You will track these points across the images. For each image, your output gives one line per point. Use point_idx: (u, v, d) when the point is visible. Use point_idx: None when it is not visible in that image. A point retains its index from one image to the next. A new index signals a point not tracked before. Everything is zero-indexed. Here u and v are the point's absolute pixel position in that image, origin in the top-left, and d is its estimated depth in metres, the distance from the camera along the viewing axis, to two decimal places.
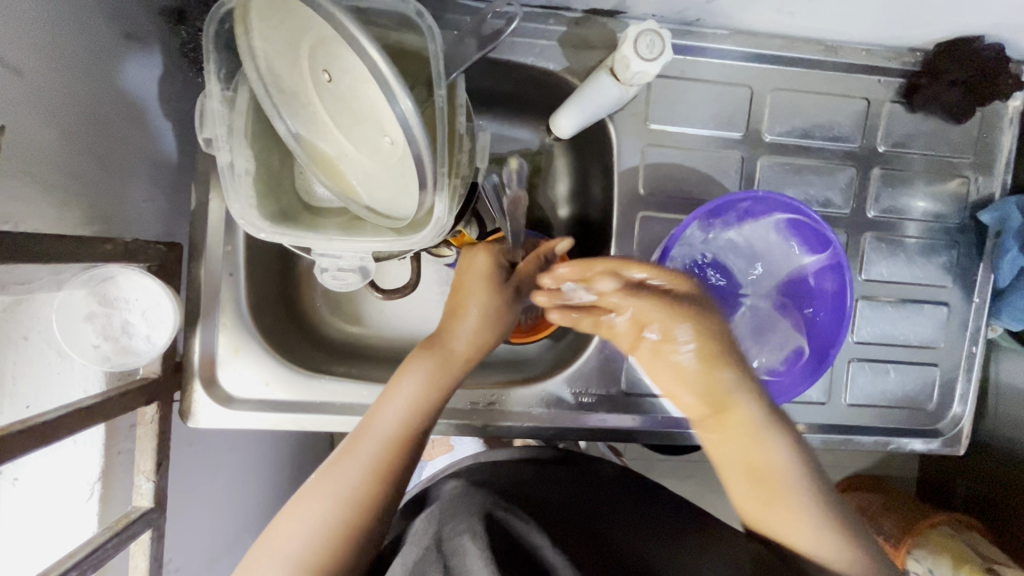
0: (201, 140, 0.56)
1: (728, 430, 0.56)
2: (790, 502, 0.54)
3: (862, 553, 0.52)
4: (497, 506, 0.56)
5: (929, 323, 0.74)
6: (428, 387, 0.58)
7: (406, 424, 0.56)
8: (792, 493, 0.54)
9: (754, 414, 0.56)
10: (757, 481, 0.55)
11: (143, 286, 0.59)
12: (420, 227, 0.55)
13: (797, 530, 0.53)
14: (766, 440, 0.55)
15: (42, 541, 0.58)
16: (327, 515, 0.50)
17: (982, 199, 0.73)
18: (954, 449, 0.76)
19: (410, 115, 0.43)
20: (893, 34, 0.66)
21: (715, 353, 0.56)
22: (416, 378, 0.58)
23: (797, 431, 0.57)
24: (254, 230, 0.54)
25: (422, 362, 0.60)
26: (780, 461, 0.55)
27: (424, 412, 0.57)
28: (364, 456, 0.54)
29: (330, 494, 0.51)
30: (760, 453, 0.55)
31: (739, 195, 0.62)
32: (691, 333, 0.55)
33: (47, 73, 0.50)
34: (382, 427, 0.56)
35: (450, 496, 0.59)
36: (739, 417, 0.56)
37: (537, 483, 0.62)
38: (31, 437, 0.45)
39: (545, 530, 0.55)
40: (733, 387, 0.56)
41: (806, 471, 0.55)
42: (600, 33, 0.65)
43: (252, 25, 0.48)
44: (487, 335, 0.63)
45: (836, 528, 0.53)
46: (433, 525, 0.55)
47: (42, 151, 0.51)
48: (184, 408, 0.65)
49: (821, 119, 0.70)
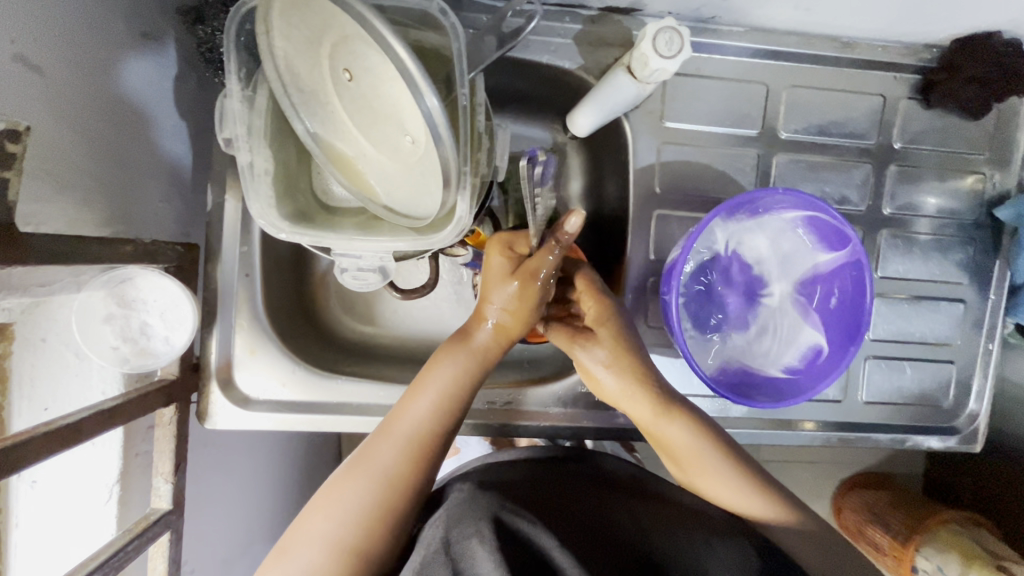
0: (220, 140, 0.56)
1: (643, 425, 0.62)
2: (707, 468, 0.60)
3: (775, 493, 0.59)
4: (504, 509, 0.54)
5: (945, 319, 0.74)
6: (461, 376, 0.57)
7: (436, 416, 0.55)
8: (704, 464, 0.60)
9: (643, 412, 0.61)
10: (676, 460, 0.61)
11: (161, 287, 0.59)
12: (441, 226, 0.55)
13: (720, 491, 0.59)
14: (663, 429, 0.61)
15: (62, 542, 0.58)
16: (363, 500, 0.51)
17: (998, 195, 0.73)
18: (970, 447, 0.76)
19: (437, 113, 0.43)
20: (910, 30, 0.66)
21: (614, 366, 0.60)
22: (449, 367, 0.57)
23: (686, 406, 0.62)
24: (274, 230, 0.54)
25: (454, 350, 0.58)
26: (690, 441, 0.60)
27: (459, 400, 0.57)
28: (399, 443, 0.54)
29: (366, 478, 0.52)
30: (671, 439, 0.60)
31: (759, 193, 0.61)
32: (587, 356, 0.61)
33: (66, 73, 0.50)
34: (417, 414, 0.55)
35: (457, 499, 0.56)
36: (641, 413, 0.61)
37: (546, 484, 0.60)
38: (55, 440, 0.45)
39: (556, 532, 0.52)
40: (635, 391, 0.60)
41: (707, 441, 0.60)
42: (615, 30, 0.65)
43: (272, 24, 0.47)
44: (514, 327, 0.59)
45: (747, 482, 0.59)
46: (439, 529, 0.53)
47: (62, 151, 0.50)
48: (201, 409, 0.65)
49: (837, 116, 0.70)
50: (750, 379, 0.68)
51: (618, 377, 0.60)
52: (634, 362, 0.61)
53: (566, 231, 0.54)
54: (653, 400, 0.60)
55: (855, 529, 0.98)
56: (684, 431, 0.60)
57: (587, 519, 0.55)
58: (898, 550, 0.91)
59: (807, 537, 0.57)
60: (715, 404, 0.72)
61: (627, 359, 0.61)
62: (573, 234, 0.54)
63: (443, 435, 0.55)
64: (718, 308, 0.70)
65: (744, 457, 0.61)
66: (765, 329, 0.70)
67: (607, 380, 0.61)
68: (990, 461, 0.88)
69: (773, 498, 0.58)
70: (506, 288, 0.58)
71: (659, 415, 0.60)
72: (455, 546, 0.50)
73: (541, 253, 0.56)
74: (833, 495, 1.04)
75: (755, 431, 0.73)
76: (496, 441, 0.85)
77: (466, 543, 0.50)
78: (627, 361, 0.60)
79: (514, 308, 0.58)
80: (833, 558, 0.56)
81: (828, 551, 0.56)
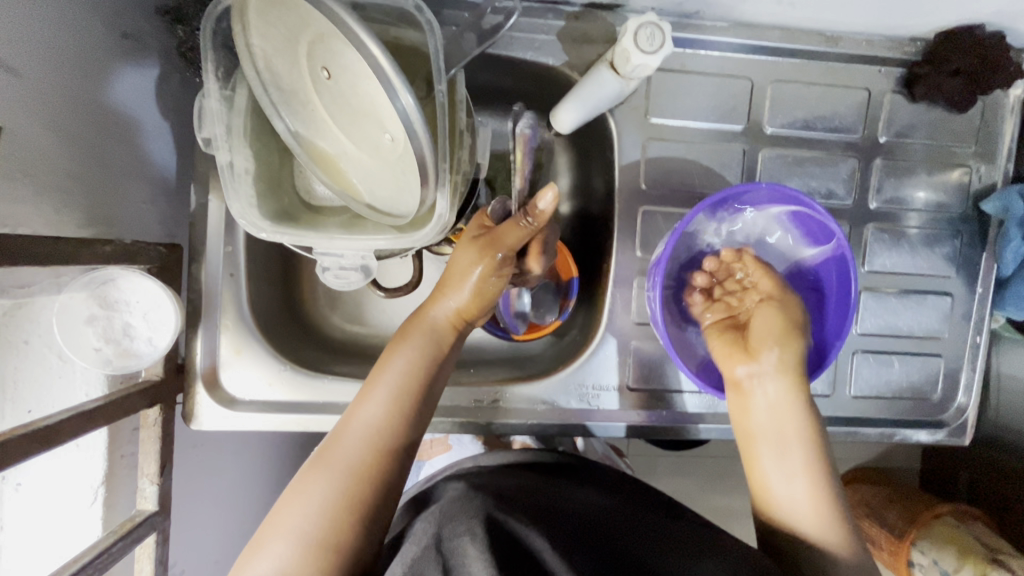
0: (200, 140, 0.56)
1: (774, 408, 0.59)
2: (810, 475, 0.57)
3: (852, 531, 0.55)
4: (496, 508, 0.54)
5: (932, 313, 0.74)
6: (424, 358, 0.58)
7: (399, 398, 0.55)
8: (810, 471, 0.57)
9: (784, 393, 0.59)
10: (783, 457, 0.58)
11: (142, 288, 0.59)
12: (422, 224, 0.55)
13: (812, 509, 0.55)
14: (794, 417, 0.58)
15: (47, 545, 0.58)
16: (330, 489, 0.50)
17: (984, 188, 0.73)
18: (958, 440, 0.76)
19: (411, 110, 0.43)
20: (893, 25, 0.66)
21: (788, 337, 0.61)
22: (413, 350, 0.58)
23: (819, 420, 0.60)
24: (254, 230, 0.54)
25: (415, 331, 0.60)
26: (807, 442, 0.58)
27: (423, 384, 0.57)
28: (364, 427, 0.54)
29: (333, 467, 0.51)
30: (791, 434, 0.58)
31: (743, 187, 0.61)
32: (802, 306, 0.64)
33: (43, 73, 0.49)
34: (380, 398, 0.55)
35: (451, 498, 0.56)
36: (781, 393, 0.59)
37: (535, 489, 0.60)
38: (36, 441, 0.45)
39: (547, 534, 0.52)
40: (791, 372, 0.60)
41: (822, 455, 0.58)
42: (599, 26, 0.65)
43: (250, 23, 0.47)
44: (473, 308, 0.60)
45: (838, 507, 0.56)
46: (431, 525, 0.52)
47: (40, 152, 0.50)
48: (187, 410, 0.64)
49: (823, 110, 0.70)
50: None
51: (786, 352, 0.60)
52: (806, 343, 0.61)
53: (539, 208, 0.56)
54: (795, 394, 0.59)
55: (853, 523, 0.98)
56: (807, 428, 0.58)
57: (575, 526, 0.54)
58: (896, 546, 0.91)
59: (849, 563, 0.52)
60: (703, 399, 0.72)
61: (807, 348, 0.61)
62: (548, 210, 0.56)
63: (406, 427, 0.55)
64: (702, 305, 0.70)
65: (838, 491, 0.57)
66: None
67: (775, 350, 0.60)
68: (983, 454, 0.88)
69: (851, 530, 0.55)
70: (471, 249, 0.58)
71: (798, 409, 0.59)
72: (446, 543, 0.50)
73: (511, 223, 0.57)
74: None
75: None
76: (490, 440, 0.85)
77: (457, 541, 0.50)
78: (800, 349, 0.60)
79: (476, 279, 0.58)
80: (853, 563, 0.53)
81: None
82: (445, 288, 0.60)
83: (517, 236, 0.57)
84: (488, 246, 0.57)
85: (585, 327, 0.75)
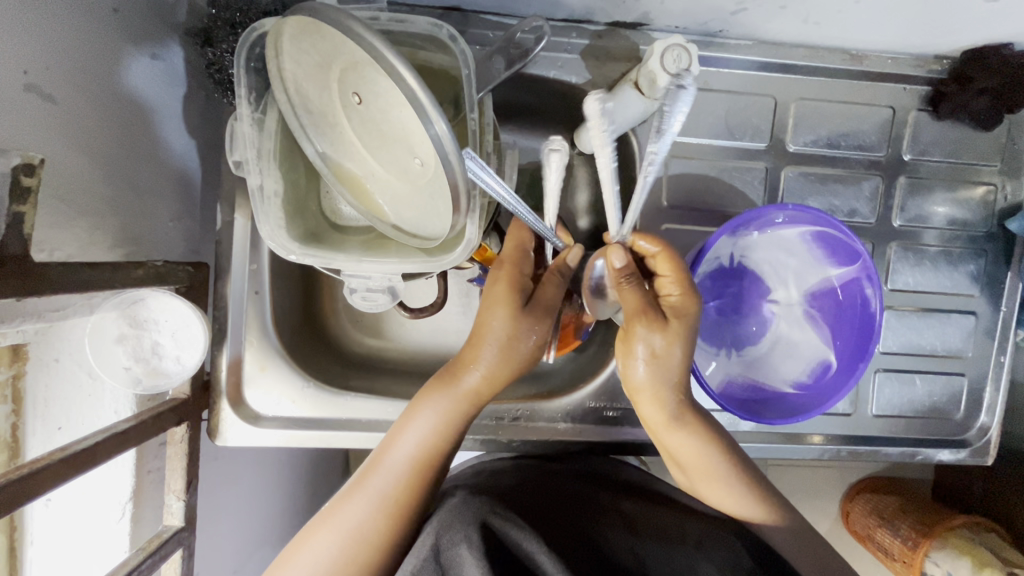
0: (231, 162, 0.56)
1: (653, 428, 0.60)
2: (714, 479, 0.60)
3: (773, 511, 0.60)
4: (494, 513, 0.55)
5: (955, 332, 0.73)
6: (444, 425, 0.55)
7: (416, 464, 0.55)
8: (714, 480, 0.60)
9: (661, 419, 0.59)
10: (682, 467, 0.61)
11: (172, 308, 0.60)
12: (450, 247, 0.55)
13: (721, 499, 0.60)
14: (680, 440, 0.59)
15: (80, 557, 0.60)
16: (334, 553, 0.50)
17: (1009, 206, 0.73)
18: (982, 460, 0.76)
19: (444, 137, 0.42)
20: (919, 43, 0.65)
21: (656, 360, 0.56)
22: (430, 416, 0.55)
23: (710, 420, 0.60)
24: (284, 252, 0.55)
25: (437, 394, 0.56)
26: (704, 458, 0.59)
27: (440, 454, 0.56)
28: (373, 495, 0.53)
29: (339, 529, 0.51)
30: (686, 454, 0.59)
31: (765, 209, 0.60)
32: (645, 345, 0.55)
33: (78, 100, 0.50)
34: (394, 465, 0.54)
35: (451, 503, 0.58)
36: (662, 420, 0.58)
37: (537, 487, 0.61)
38: (72, 464, 0.46)
39: (545, 538, 0.54)
40: (659, 395, 0.57)
41: (727, 459, 0.59)
42: (622, 44, 0.65)
43: (283, 48, 0.47)
44: (501, 377, 0.56)
45: (751, 492, 0.60)
46: (430, 532, 0.54)
47: (76, 175, 0.51)
48: (212, 426, 0.65)
49: (846, 128, 0.70)
50: (764, 398, 0.68)
51: (651, 378, 0.57)
52: (670, 364, 0.56)
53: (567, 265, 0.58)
54: (671, 417, 0.58)
55: (864, 534, 0.95)
56: (697, 441, 0.59)
57: (577, 527, 0.57)
58: (908, 556, 0.90)
59: (790, 535, 0.59)
60: (723, 418, 0.71)
61: (681, 348, 0.56)
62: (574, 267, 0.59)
63: (419, 497, 0.54)
64: (718, 325, 0.70)
65: (753, 468, 0.61)
66: (771, 341, 0.69)
67: (641, 371, 0.57)
68: (1001, 471, 0.88)
69: (772, 506, 0.60)
70: (507, 320, 0.55)
71: (670, 424, 0.58)
72: (445, 553, 0.52)
73: (552, 283, 0.57)
74: (841, 500, 1.01)
75: (766, 445, 0.72)
76: None
77: (455, 550, 0.52)
78: (669, 362, 0.56)
79: (512, 349, 0.55)
80: (816, 558, 0.58)
81: (811, 551, 0.58)
82: (471, 355, 0.56)
83: (558, 296, 0.57)
84: (535, 312, 0.56)
85: (605, 342, 0.73)
